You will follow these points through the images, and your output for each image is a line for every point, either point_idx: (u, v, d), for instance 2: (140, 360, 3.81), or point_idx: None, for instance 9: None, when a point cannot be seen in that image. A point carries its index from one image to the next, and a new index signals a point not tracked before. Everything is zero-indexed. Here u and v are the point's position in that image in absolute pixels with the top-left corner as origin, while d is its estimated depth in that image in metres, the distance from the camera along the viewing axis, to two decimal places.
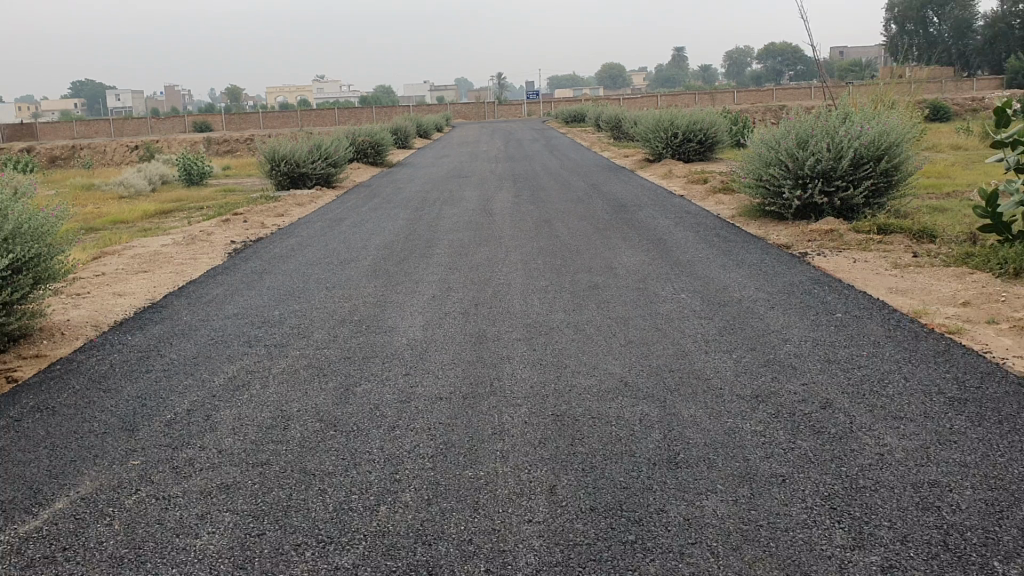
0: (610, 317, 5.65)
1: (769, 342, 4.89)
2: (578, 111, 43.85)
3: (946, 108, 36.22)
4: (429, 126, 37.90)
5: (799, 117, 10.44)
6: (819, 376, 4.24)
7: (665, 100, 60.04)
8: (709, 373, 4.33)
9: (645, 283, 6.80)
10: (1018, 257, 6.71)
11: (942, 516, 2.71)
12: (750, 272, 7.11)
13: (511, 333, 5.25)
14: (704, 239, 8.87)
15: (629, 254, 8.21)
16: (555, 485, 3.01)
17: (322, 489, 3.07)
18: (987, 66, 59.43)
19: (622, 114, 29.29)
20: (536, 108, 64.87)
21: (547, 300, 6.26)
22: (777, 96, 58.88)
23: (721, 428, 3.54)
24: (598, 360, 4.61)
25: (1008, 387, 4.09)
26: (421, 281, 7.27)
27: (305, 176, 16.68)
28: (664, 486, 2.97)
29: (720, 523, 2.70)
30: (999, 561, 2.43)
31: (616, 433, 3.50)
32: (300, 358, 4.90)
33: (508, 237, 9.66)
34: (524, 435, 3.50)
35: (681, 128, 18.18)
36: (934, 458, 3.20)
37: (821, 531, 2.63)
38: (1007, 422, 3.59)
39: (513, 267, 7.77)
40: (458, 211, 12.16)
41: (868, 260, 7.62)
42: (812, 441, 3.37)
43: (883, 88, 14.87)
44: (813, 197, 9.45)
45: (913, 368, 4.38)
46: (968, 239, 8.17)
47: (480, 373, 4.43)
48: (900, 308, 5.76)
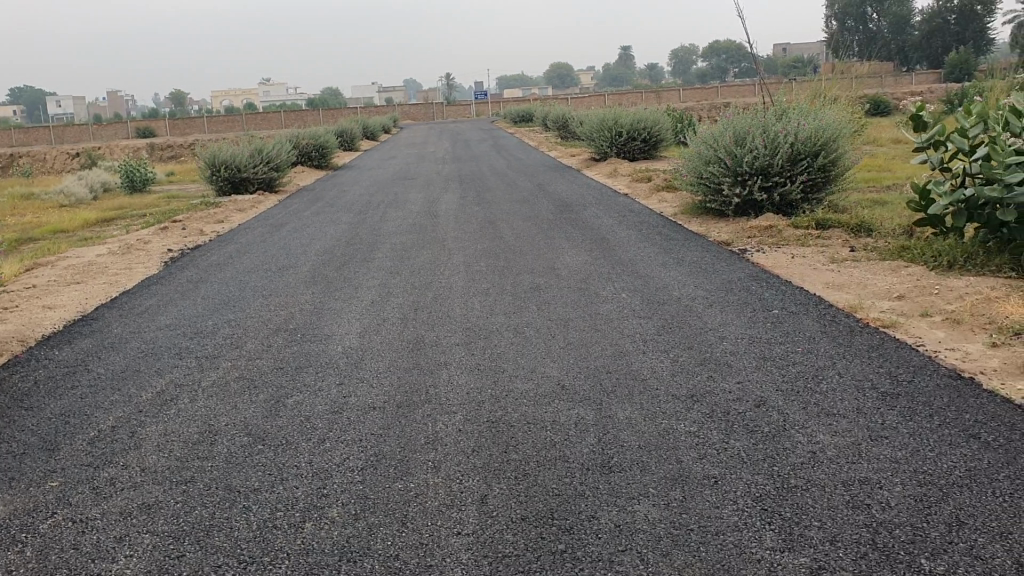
0: (550, 319, 5.61)
1: (706, 340, 4.89)
2: (526, 112, 43.88)
3: (887, 104, 37.01)
4: (376, 127, 37.59)
5: (737, 114, 10.49)
6: (753, 374, 4.24)
7: (611, 100, 60.17)
8: (645, 373, 4.30)
9: (587, 283, 6.77)
10: (952, 250, 6.82)
11: (872, 514, 2.71)
12: (690, 270, 7.12)
13: (449, 339, 5.18)
14: (646, 237, 8.88)
15: (572, 254, 8.18)
16: (485, 495, 2.95)
17: (247, 507, 2.98)
18: (926, 60, 60.74)
19: (570, 113, 29.36)
20: (483, 108, 64.43)
21: (487, 303, 6.21)
22: (722, 93, 59.38)
23: (656, 429, 3.52)
24: (536, 364, 4.55)
25: (940, 380, 4.14)
26: (360, 286, 7.16)
27: (248, 182, 16.42)
28: (597, 492, 2.93)
29: (652, 529, 2.66)
30: (926, 558, 2.44)
31: (551, 438, 3.45)
32: (231, 370, 4.79)
33: (452, 239, 9.59)
34: (457, 444, 3.44)
35: (626, 128, 18.28)
36: (866, 454, 3.21)
37: (751, 534, 2.61)
38: (937, 416, 3.62)
39: (455, 270, 7.69)
40: (402, 214, 12.04)
41: (806, 255, 7.68)
42: (745, 441, 3.36)
43: (823, 85, 15.08)
44: (752, 194, 9.52)
45: (846, 363, 4.41)
46: (904, 231, 8.27)
47: (415, 380, 4.36)
48: (836, 303, 5.80)
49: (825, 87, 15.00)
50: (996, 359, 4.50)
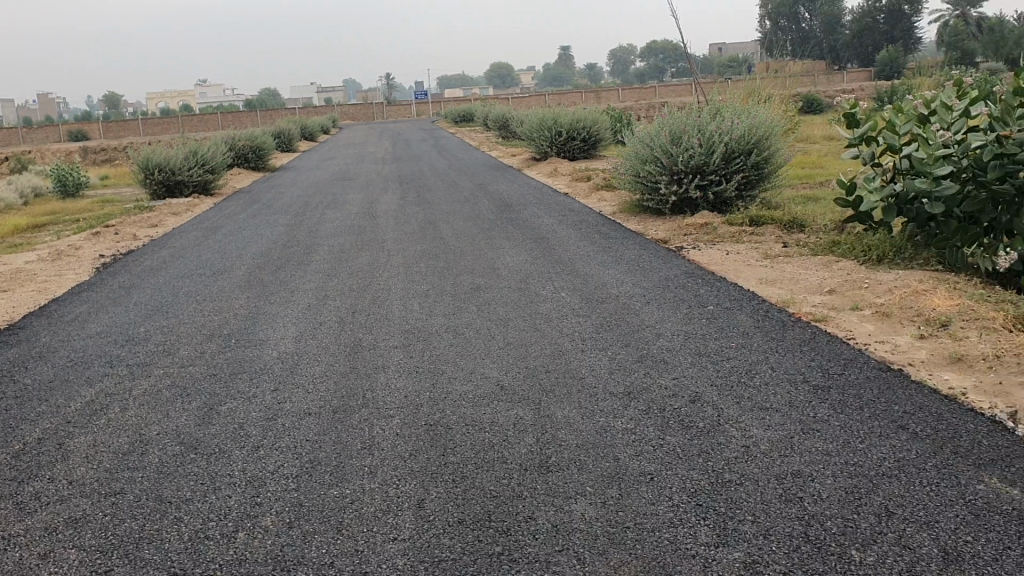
0: (490, 319, 5.59)
1: (642, 337, 4.93)
2: (466, 112, 43.85)
3: (820, 102, 37.73)
4: (315, 128, 37.20)
5: (672, 113, 10.59)
6: (689, 369, 4.28)
7: (551, 99, 60.38)
8: (584, 372, 4.32)
9: (527, 283, 6.77)
10: (881, 246, 6.97)
11: (804, 507, 2.75)
12: (629, 268, 7.16)
13: (388, 342, 5.14)
14: (586, 236, 8.92)
15: (511, 254, 8.18)
16: (422, 499, 2.93)
17: (178, 518, 2.91)
18: (857, 60, 62.22)
19: (510, 113, 29.42)
20: (423, 108, 64.02)
21: (426, 304, 6.18)
22: (660, 93, 60.00)
23: (594, 428, 3.52)
24: (475, 365, 4.53)
25: (870, 372, 4.23)
26: (296, 290, 7.06)
27: (183, 184, 16.12)
28: (534, 492, 2.93)
29: (588, 528, 2.67)
30: (857, 549, 2.48)
31: (489, 439, 3.44)
32: (163, 378, 4.69)
33: (391, 240, 9.52)
34: (394, 448, 3.41)
35: (565, 127, 18.36)
36: (797, 448, 3.26)
37: (686, 530, 2.63)
38: (868, 408, 3.70)
39: (394, 272, 7.64)
40: (340, 216, 11.92)
41: (740, 252, 7.79)
42: (680, 436, 3.39)
43: (757, 84, 15.31)
44: (688, 192, 9.63)
45: (779, 358, 4.47)
46: (834, 227, 8.43)
47: (352, 384, 4.31)
48: (770, 298, 5.89)
49: (759, 86, 15.24)
50: (923, 351, 4.62)
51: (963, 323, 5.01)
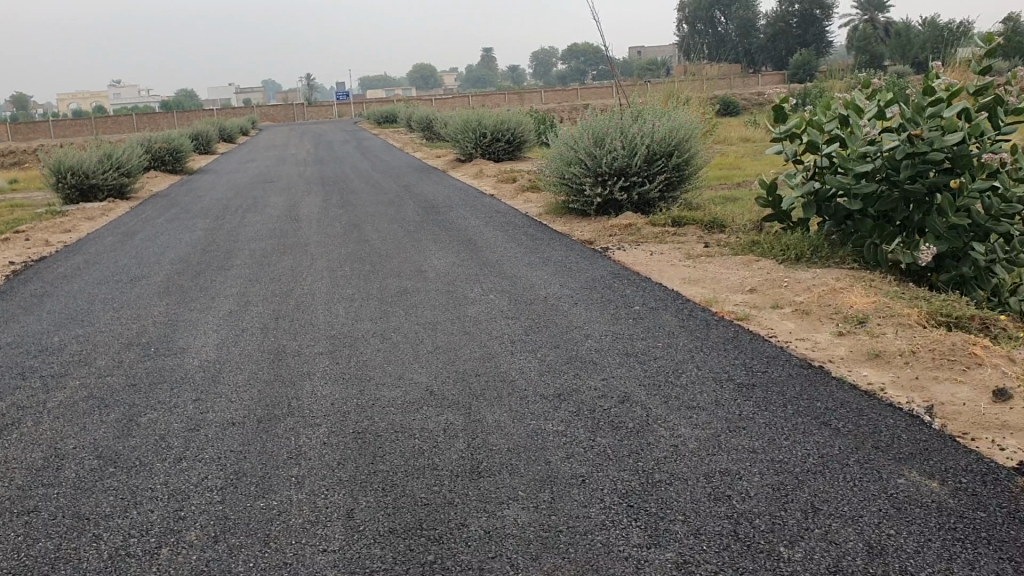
0: (418, 323, 5.55)
1: (571, 338, 4.94)
2: (389, 113, 43.59)
3: (736, 104, 38.57)
4: (234, 130, 36.53)
5: (595, 115, 10.66)
6: (617, 370, 4.30)
7: (473, 100, 60.43)
8: (513, 374, 4.31)
9: (454, 286, 6.74)
10: (800, 245, 7.13)
11: (733, 505, 2.79)
12: (555, 270, 7.19)
13: (313, 348, 5.06)
14: (513, 238, 8.92)
15: (438, 256, 8.14)
16: (352, 509, 2.88)
17: (96, 535, 2.81)
18: (772, 63, 63.76)
19: (433, 115, 29.35)
20: (346, 109, 63.32)
21: (352, 309, 6.11)
22: (583, 95, 60.57)
23: (524, 431, 3.51)
24: (403, 370, 4.49)
25: (792, 369, 4.32)
26: (218, 296, 6.91)
27: (97, 188, 15.64)
28: (465, 499, 2.90)
29: (520, 533, 2.66)
30: (785, 546, 2.52)
31: (419, 445, 3.41)
32: (79, 389, 4.53)
33: (315, 243, 9.39)
34: (322, 457, 3.35)
35: (489, 128, 18.38)
36: (724, 446, 3.30)
37: (618, 532, 2.64)
38: (790, 405, 3.76)
39: (319, 276, 7.53)
40: (262, 219, 11.71)
41: (664, 252, 7.88)
42: (611, 437, 3.40)
43: (676, 87, 15.58)
44: (612, 193, 9.70)
45: (704, 357, 4.53)
46: (753, 226, 8.59)
47: (277, 393, 4.22)
48: (694, 298, 5.97)
49: (678, 89, 15.49)
50: (842, 347, 4.73)
51: (879, 319, 5.14)
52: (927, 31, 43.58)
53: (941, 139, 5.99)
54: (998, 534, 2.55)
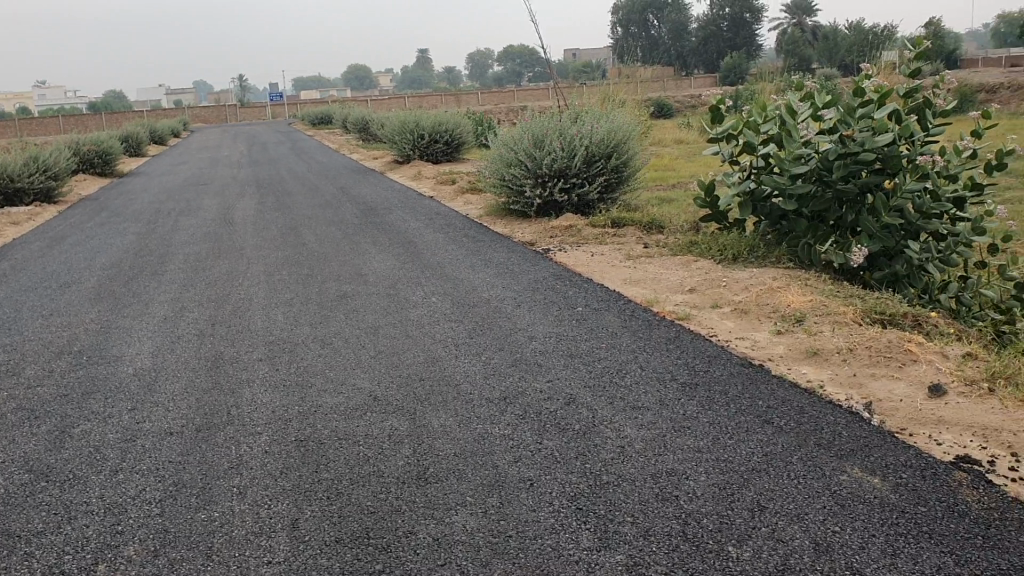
0: (359, 328, 5.48)
1: (514, 341, 4.92)
2: (324, 114, 43.15)
3: (670, 107, 39.02)
4: (165, 132, 35.78)
5: (534, 117, 10.67)
6: (562, 372, 4.30)
7: (409, 102, 60.15)
8: (458, 378, 4.27)
9: (396, 289, 6.68)
10: (737, 245, 7.22)
11: (680, 505, 2.80)
12: (497, 271, 7.18)
13: (252, 354, 4.96)
14: (454, 240, 8.88)
15: (378, 259, 8.07)
16: (296, 519, 2.82)
17: (29, 553, 2.70)
18: (704, 66, 64.73)
19: (369, 116, 29.14)
20: (280, 111, 62.49)
21: (291, 314, 6.01)
22: (519, 97, 60.71)
23: (471, 435, 3.49)
24: (345, 375, 4.42)
25: (733, 368, 4.36)
26: (152, 302, 6.74)
27: (23, 192, 15.17)
28: (412, 506, 2.87)
29: (469, 539, 2.63)
30: (733, 546, 2.53)
31: (364, 452, 3.35)
32: (7, 401, 4.37)
33: (251, 247, 9.22)
34: (264, 466, 3.28)
35: (427, 130, 18.30)
36: (670, 446, 3.32)
37: (568, 535, 2.63)
38: (733, 404, 3.80)
39: (256, 280, 7.39)
40: (196, 222, 11.48)
41: (605, 253, 7.91)
42: (557, 440, 3.40)
43: (612, 89, 15.70)
44: (552, 195, 9.72)
45: (647, 357, 4.55)
46: (691, 227, 8.68)
47: (217, 401, 4.12)
48: (634, 298, 6.00)
49: (614, 91, 15.62)
50: (781, 346, 4.79)
51: (816, 318, 5.23)
52: (851, 34, 44.67)
53: (873, 140, 6.10)
54: (938, 528, 2.61)
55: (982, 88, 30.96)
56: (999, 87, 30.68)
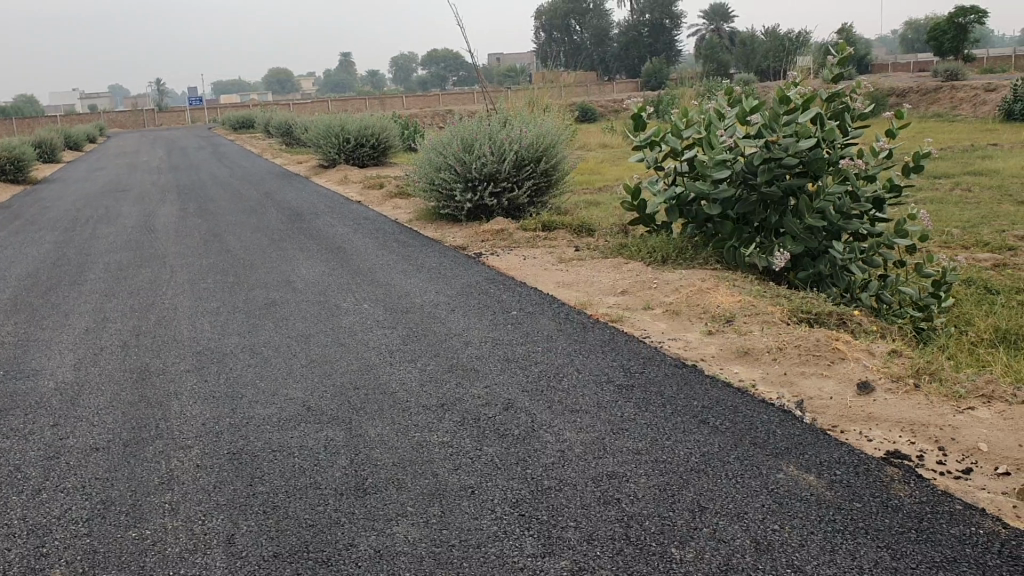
0: (290, 336, 5.38)
1: (449, 347, 4.88)
2: (246, 118, 42.43)
3: (593, 111, 39.43)
4: (80, 137, 34.75)
5: (462, 121, 10.62)
6: (499, 377, 4.28)
7: (332, 106, 59.58)
8: (393, 386, 4.22)
9: (326, 296, 6.58)
10: (665, 247, 7.31)
11: (622, 508, 2.80)
12: (429, 276, 7.12)
13: (179, 365, 4.82)
14: (383, 245, 8.80)
15: (307, 265, 7.94)
16: (232, 534, 2.74)
17: None
18: (625, 71, 65.48)
19: (293, 120, 28.74)
20: (200, 116, 61.15)
21: (219, 323, 5.87)
22: (444, 101, 60.61)
23: (409, 444, 3.44)
24: (277, 386, 4.33)
25: (668, 369, 4.40)
26: (71, 313, 6.51)
27: None
28: (352, 517, 2.81)
29: (412, 550, 2.59)
30: (676, 547, 2.54)
31: (300, 464, 3.28)
32: None
33: (174, 255, 8.99)
34: (196, 481, 3.19)
35: (352, 134, 18.11)
36: (610, 448, 3.32)
37: (511, 542, 2.61)
38: (670, 405, 3.83)
39: (180, 289, 7.20)
40: (114, 230, 11.15)
41: (536, 256, 7.92)
42: (497, 446, 3.37)
43: (538, 93, 15.76)
44: (483, 200, 9.69)
45: (583, 360, 4.56)
46: (620, 229, 8.75)
47: (144, 414, 4.00)
48: (567, 301, 6.02)
49: (540, 95, 15.68)
50: (713, 346, 4.85)
51: (746, 318, 5.30)
52: (767, 40, 45.62)
53: (796, 145, 6.22)
54: (874, 523, 2.66)
55: (891, 94, 31.89)
56: (907, 92, 31.66)
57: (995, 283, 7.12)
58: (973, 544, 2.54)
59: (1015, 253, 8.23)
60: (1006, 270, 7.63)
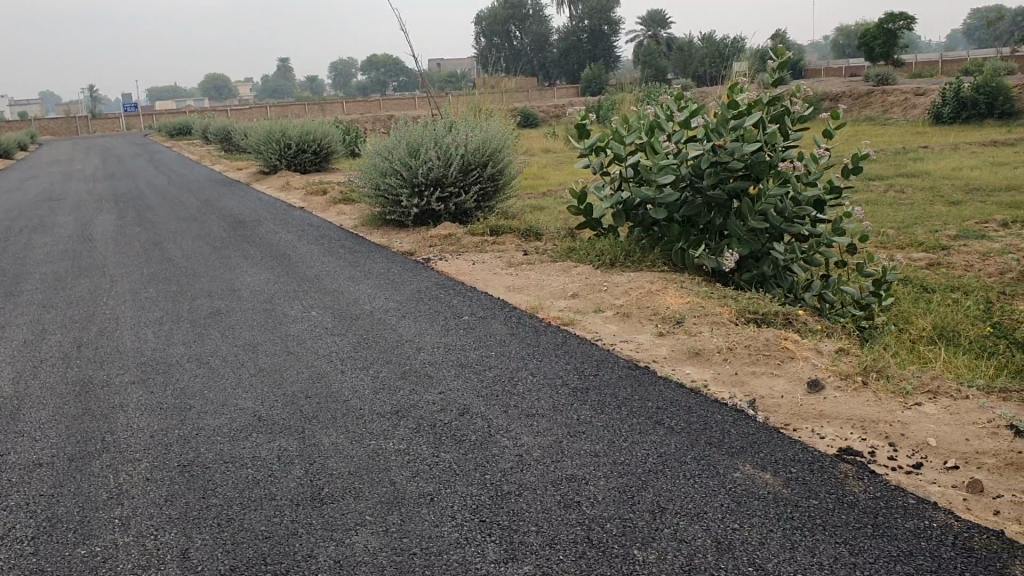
0: (237, 345, 5.29)
1: (401, 353, 4.84)
2: (183, 124, 41.72)
3: (534, 117, 39.58)
4: (10, 144, 33.84)
5: (406, 126, 10.56)
6: (454, 382, 4.25)
7: (272, 111, 58.93)
8: (346, 394, 4.17)
9: (272, 304, 6.49)
10: (614, 249, 7.35)
11: (583, 511, 2.80)
12: (378, 283, 7.06)
13: (123, 377, 4.71)
14: (329, 251, 8.71)
15: (251, 273, 7.82)
16: (187, 548, 2.68)
17: None
18: (566, 76, 65.87)
19: (231, 126, 28.34)
20: (134, 121, 59.79)
21: (163, 333, 5.74)
22: (385, 107, 60.34)
23: (364, 452, 3.40)
24: (226, 396, 4.25)
25: (621, 371, 4.41)
26: (7, 325, 6.31)
27: None
28: (310, 528, 2.76)
29: (373, 560, 2.56)
30: (638, 549, 2.55)
31: (253, 475, 3.22)
32: None
33: (113, 264, 8.78)
34: (147, 495, 3.11)
35: (293, 139, 17.90)
36: (568, 452, 3.32)
37: (474, 549, 2.59)
38: (625, 406, 3.84)
39: (121, 299, 7.04)
40: (50, 240, 10.86)
41: (484, 261, 7.90)
42: (454, 452, 3.35)
43: (480, 98, 15.76)
44: (430, 204, 9.63)
45: (537, 363, 4.56)
46: (567, 233, 8.77)
47: (89, 427, 3.89)
48: (518, 305, 6.01)
49: (482, 100, 15.68)
50: (664, 348, 4.88)
51: (695, 319, 5.35)
52: (704, 45, 46.25)
53: (740, 149, 6.28)
54: (832, 520, 2.69)
55: (825, 97, 32.52)
56: (840, 97, 32.36)
57: (931, 282, 7.27)
58: (928, 538, 2.59)
59: (949, 252, 8.44)
60: (941, 269, 7.81)
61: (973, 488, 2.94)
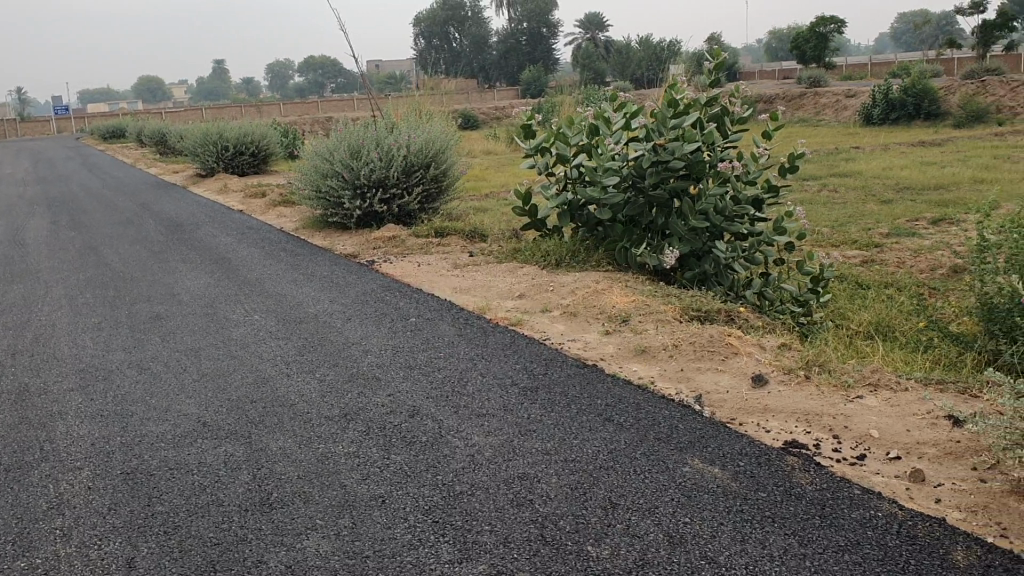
0: (178, 350, 5.19)
1: (348, 356, 4.80)
2: (116, 127, 40.81)
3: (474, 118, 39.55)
4: None
5: (348, 127, 10.47)
6: (403, 384, 4.22)
7: (208, 113, 57.96)
8: (293, 398, 4.11)
9: (214, 308, 6.38)
10: (559, 249, 7.37)
11: (536, 509, 2.80)
12: (322, 285, 6.98)
13: (61, 384, 4.58)
14: (271, 254, 8.59)
15: (191, 277, 7.67)
16: (132, 557, 2.62)
17: None
18: (506, 78, 65.98)
19: (167, 129, 27.82)
20: (65, 124, 58.37)
21: (101, 339, 5.60)
22: (324, 108, 59.75)
23: (313, 456, 3.36)
24: (169, 401, 4.16)
25: (570, 369, 4.43)
26: None
27: None
28: (260, 533, 2.72)
29: (325, 563, 2.53)
30: (591, 545, 2.56)
31: (200, 481, 3.16)
32: None
33: (46, 270, 8.55)
34: (89, 504, 3.03)
35: (231, 142, 17.63)
36: (519, 450, 3.32)
37: (427, 550, 2.57)
38: (574, 404, 3.85)
39: (56, 305, 6.85)
40: None
41: (429, 263, 7.87)
42: (405, 453, 3.33)
43: (420, 99, 15.69)
44: (373, 206, 9.56)
45: (486, 363, 4.55)
46: (511, 234, 8.78)
47: (26, 437, 3.78)
48: (465, 306, 6.00)
49: (422, 102, 15.61)
50: (612, 346, 4.91)
51: (641, 317, 5.39)
52: (641, 48, 46.71)
53: (681, 149, 6.34)
54: (780, 511, 2.74)
55: (759, 99, 33.05)
56: (774, 99, 32.95)
57: (866, 279, 7.43)
58: (873, 526, 2.65)
59: (883, 249, 8.64)
60: (875, 266, 7.99)
61: (915, 477, 3.01)
